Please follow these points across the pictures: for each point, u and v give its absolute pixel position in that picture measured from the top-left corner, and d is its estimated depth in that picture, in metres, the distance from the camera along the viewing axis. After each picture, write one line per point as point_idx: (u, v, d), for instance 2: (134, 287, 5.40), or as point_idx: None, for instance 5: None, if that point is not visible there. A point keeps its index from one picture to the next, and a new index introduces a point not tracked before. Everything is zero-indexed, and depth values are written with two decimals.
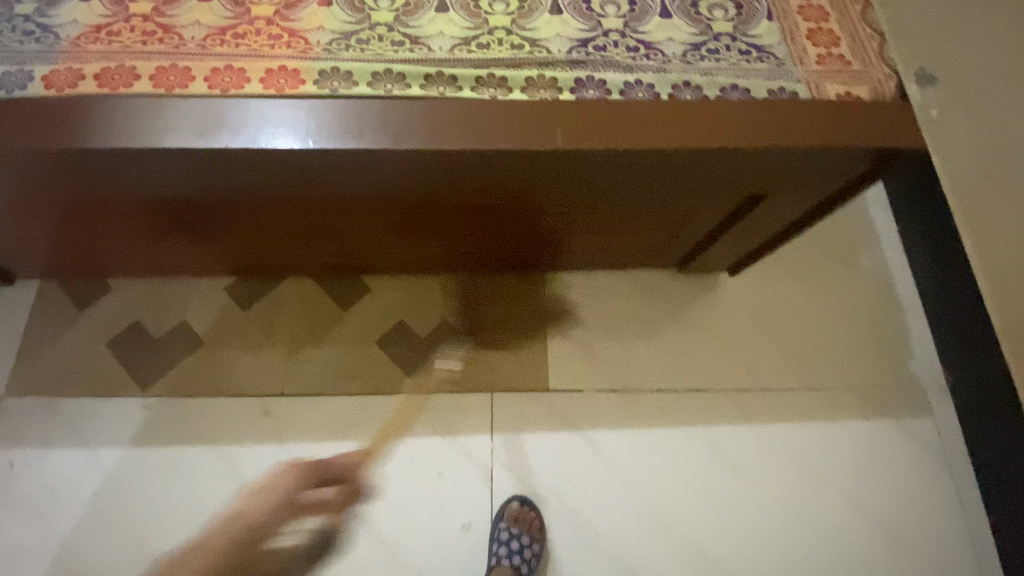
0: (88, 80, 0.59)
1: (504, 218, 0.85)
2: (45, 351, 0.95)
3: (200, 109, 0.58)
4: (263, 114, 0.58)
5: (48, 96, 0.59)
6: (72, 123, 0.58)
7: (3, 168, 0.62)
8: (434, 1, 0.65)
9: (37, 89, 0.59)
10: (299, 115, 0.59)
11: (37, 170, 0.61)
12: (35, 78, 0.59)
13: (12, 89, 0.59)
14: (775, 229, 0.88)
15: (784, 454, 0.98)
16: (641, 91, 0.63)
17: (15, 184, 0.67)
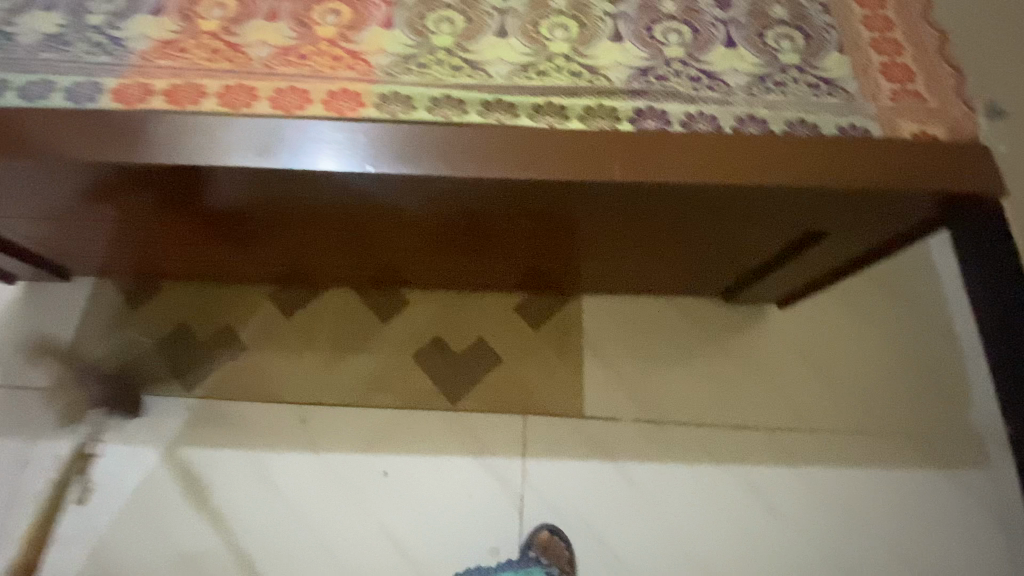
0: (157, 96, 0.59)
1: (549, 240, 0.84)
2: (95, 348, 0.98)
3: (260, 128, 0.59)
4: (319, 135, 0.59)
5: (116, 110, 0.59)
6: (134, 138, 0.58)
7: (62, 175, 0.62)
8: (494, 26, 0.66)
9: (106, 102, 0.59)
10: (353, 137, 0.59)
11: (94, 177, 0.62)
12: (104, 91, 0.60)
13: (82, 101, 0.60)
14: (833, 264, 0.84)
15: (828, 500, 0.93)
16: (704, 123, 0.61)
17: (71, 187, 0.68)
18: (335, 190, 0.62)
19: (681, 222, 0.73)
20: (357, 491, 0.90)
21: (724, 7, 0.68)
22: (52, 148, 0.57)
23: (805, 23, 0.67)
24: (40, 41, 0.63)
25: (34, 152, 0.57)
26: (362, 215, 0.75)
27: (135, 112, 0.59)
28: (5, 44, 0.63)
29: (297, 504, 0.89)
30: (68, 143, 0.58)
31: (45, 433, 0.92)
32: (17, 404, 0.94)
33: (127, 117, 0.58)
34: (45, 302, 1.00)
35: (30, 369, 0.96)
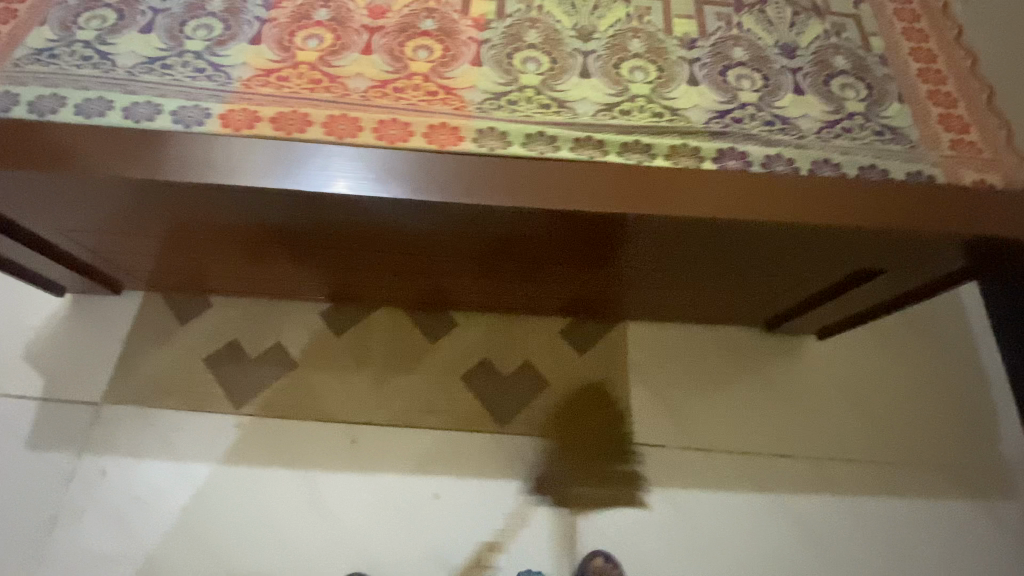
0: (264, 122, 0.61)
1: (608, 270, 0.86)
2: (144, 363, 0.98)
3: (367, 158, 0.61)
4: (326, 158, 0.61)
5: (224, 134, 0.61)
6: (240, 163, 0.60)
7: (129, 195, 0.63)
8: (578, 67, 0.69)
9: (214, 127, 0.61)
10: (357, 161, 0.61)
11: (165, 197, 0.63)
12: (213, 116, 0.62)
13: (189, 125, 0.61)
14: (878, 298, 0.88)
15: (871, 531, 0.94)
16: (782, 165, 0.64)
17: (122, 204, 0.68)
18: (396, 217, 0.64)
19: (746, 257, 0.76)
20: (408, 512, 0.90)
21: (790, 56, 0.72)
22: (162, 169, 0.59)
23: (866, 73, 0.72)
24: (139, 63, 0.64)
25: (143, 172, 0.58)
26: (434, 241, 0.78)
27: (243, 137, 0.61)
28: (105, 64, 0.64)
29: (348, 525, 0.89)
30: (178, 167, 0.59)
31: (92, 448, 0.92)
32: (65, 418, 0.94)
33: (235, 142, 0.60)
34: (95, 315, 1.01)
35: (79, 382, 0.96)
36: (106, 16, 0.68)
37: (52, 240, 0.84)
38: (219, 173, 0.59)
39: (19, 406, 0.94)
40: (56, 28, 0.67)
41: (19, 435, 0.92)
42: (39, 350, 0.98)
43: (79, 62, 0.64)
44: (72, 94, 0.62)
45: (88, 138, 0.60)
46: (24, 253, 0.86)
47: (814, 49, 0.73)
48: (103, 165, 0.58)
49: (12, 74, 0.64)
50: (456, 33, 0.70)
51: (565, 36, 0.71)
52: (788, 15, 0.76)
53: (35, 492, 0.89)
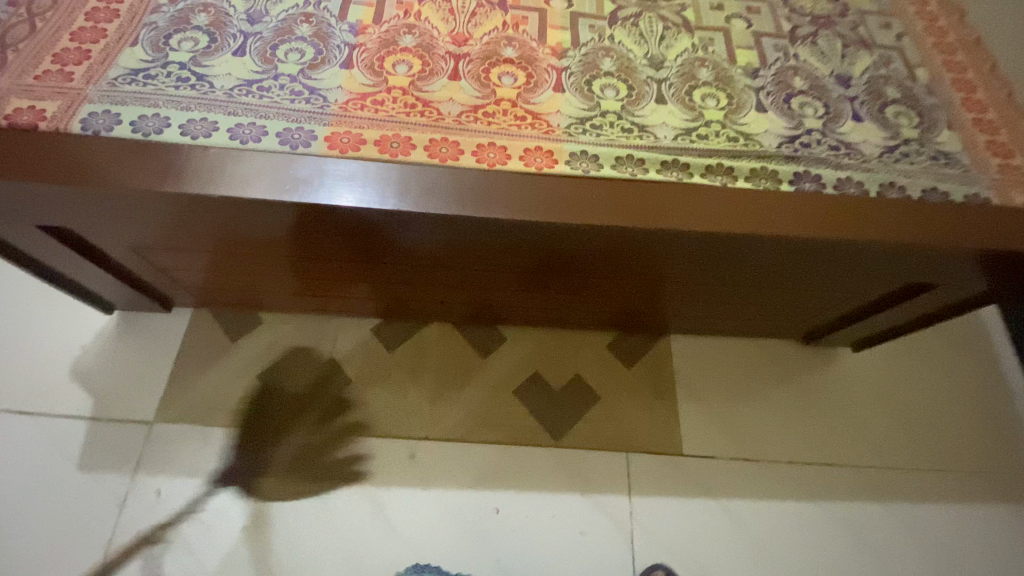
0: (370, 145, 0.65)
1: (668, 290, 0.89)
2: (196, 380, 0.97)
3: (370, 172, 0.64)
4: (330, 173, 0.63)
5: (332, 155, 0.64)
6: (350, 183, 0.63)
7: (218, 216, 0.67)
8: (654, 93, 0.73)
9: (320, 148, 0.64)
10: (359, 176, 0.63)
11: (260, 218, 0.66)
12: (319, 138, 0.65)
13: (296, 146, 0.64)
14: (918, 314, 0.92)
15: (919, 538, 0.96)
16: (853, 187, 0.69)
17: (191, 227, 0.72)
18: (461, 236, 0.68)
19: (807, 275, 0.79)
20: (470, 527, 0.91)
21: (846, 85, 0.77)
22: (274, 190, 0.62)
23: (916, 102, 0.77)
24: (236, 85, 0.67)
25: (258, 194, 0.62)
26: (506, 265, 0.80)
27: (356, 158, 0.64)
28: (202, 84, 0.67)
29: (411, 541, 0.89)
30: (291, 187, 0.63)
31: (146, 467, 0.91)
32: (118, 438, 0.92)
33: (343, 164, 0.64)
34: (146, 331, 1.01)
35: (130, 400, 0.95)
36: (197, 38, 0.70)
37: (117, 257, 0.84)
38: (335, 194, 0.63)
39: (70, 426, 0.93)
40: (147, 48, 0.69)
41: (71, 455, 0.91)
42: (89, 367, 0.97)
43: (176, 82, 0.66)
44: (176, 114, 0.65)
45: (198, 161, 0.63)
46: (87, 268, 0.86)
47: (866, 79, 0.78)
48: (220, 188, 0.62)
49: (108, 92, 0.66)
50: (536, 60, 0.73)
51: (638, 64, 0.75)
52: (839, 46, 0.81)
53: (88, 514, 0.87)
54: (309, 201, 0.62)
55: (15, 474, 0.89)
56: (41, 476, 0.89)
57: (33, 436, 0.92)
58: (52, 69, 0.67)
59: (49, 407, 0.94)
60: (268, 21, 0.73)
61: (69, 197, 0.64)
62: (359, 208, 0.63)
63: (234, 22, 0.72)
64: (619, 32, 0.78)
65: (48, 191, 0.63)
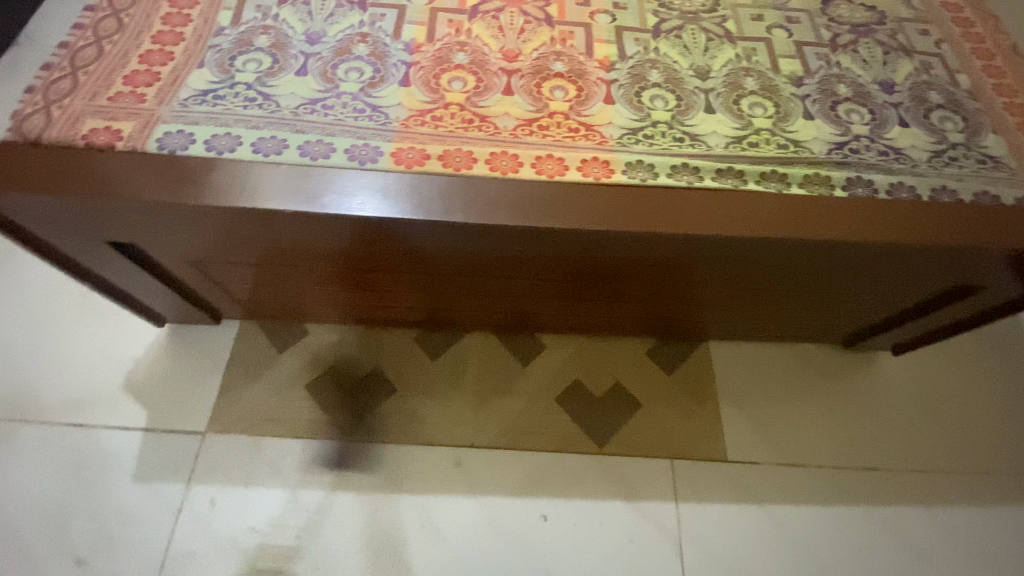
0: (433, 159, 0.67)
1: (712, 297, 0.90)
2: (245, 391, 0.99)
3: (394, 183, 0.66)
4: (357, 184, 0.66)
5: (398, 170, 0.66)
6: (415, 197, 0.65)
7: (281, 229, 0.69)
8: (702, 103, 0.75)
9: (386, 163, 0.67)
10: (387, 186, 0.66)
11: (322, 231, 0.69)
12: (384, 154, 0.67)
13: (364, 162, 0.67)
14: (963, 318, 0.91)
15: (969, 543, 0.95)
16: (905, 192, 0.71)
17: (251, 242, 0.74)
18: (513, 245, 0.70)
19: (853, 279, 0.80)
20: (518, 535, 0.91)
21: (889, 92, 0.78)
22: (341, 203, 0.65)
23: (960, 107, 0.78)
24: (300, 103, 0.70)
25: (326, 207, 0.65)
26: (554, 274, 0.81)
27: (416, 173, 0.66)
28: (268, 104, 0.70)
29: (459, 549, 0.90)
30: (358, 200, 0.65)
31: (199, 478, 0.92)
32: (171, 448, 0.94)
33: (407, 177, 0.66)
34: (195, 343, 1.03)
35: (181, 412, 0.97)
36: (261, 59, 0.74)
37: (175, 271, 0.87)
38: (403, 207, 0.65)
39: (125, 437, 0.95)
40: (215, 70, 0.73)
41: (126, 466, 0.93)
42: (140, 379, 1.00)
43: (244, 102, 0.70)
44: (245, 133, 0.68)
45: (268, 178, 0.66)
46: (144, 281, 0.88)
47: (909, 85, 0.80)
48: (290, 202, 0.65)
49: (180, 112, 0.70)
50: (586, 73, 0.75)
51: (685, 75, 0.77)
52: (879, 54, 0.82)
53: (143, 524, 0.89)
54: (376, 214, 0.64)
55: (73, 485, 0.91)
56: (98, 487, 0.91)
57: (88, 447, 0.94)
58: (124, 91, 0.71)
59: (103, 419, 0.96)
60: (326, 41, 0.76)
61: (144, 213, 0.68)
62: (427, 221, 0.65)
63: (295, 43, 0.75)
64: (664, 44, 0.80)
65: (126, 208, 0.67)
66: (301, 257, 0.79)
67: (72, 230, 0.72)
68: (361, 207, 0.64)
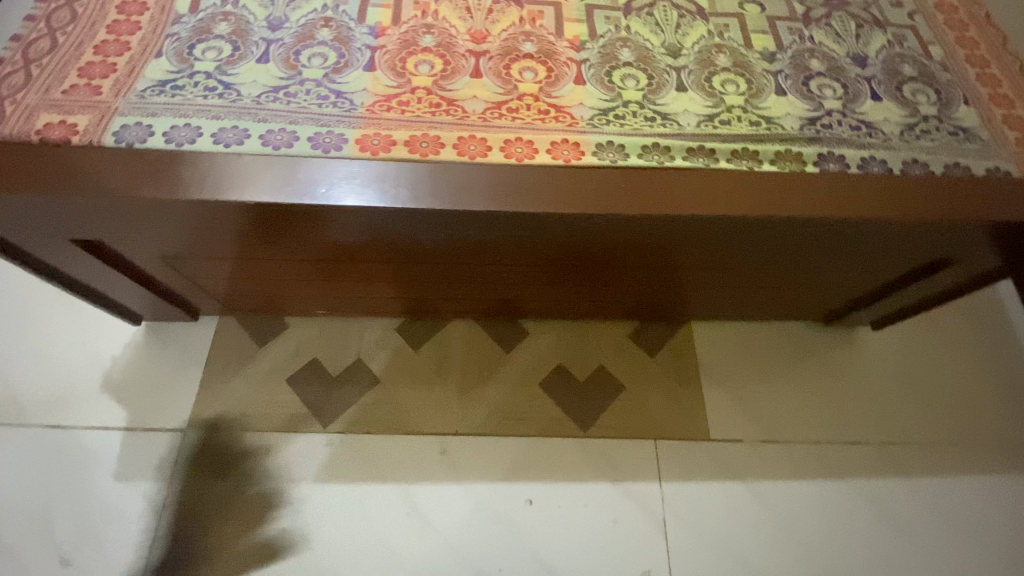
0: (399, 145, 0.66)
1: (691, 278, 0.89)
2: (226, 387, 0.99)
3: (362, 171, 0.65)
4: (323, 174, 0.64)
5: (363, 158, 0.65)
6: (382, 185, 0.64)
7: (248, 221, 0.68)
8: (674, 81, 0.74)
9: (351, 150, 0.65)
10: (355, 175, 0.64)
11: (292, 222, 0.68)
12: (349, 141, 0.66)
13: (328, 150, 0.65)
14: (939, 291, 0.92)
15: (947, 511, 0.97)
16: (876, 166, 0.71)
17: (220, 235, 0.73)
18: (486, 231, 0.69)
19: (828, 256, 0.80)
20: (504, 520, 0.92)
21: (862, 66, 0.78)
22: (307, 193, 0.64)
23: (932, 79, 0.78)
24: (263, 92, 0.69)
25: (291, 198, 0.63)
26: (531, 260, 0.81)
27: (383, 160, 0.65)
28: (229, 93, 0.69)
29: (446, 535, 0.90)
30: (325, 190, 0.64)
31: (182, 475, 0.92)
32: (153, 446, 0.94)
33: (374, 165, 0.65)
34: (173, 340, 1.02)
35: (162, 410, 0.96)
36: (221, 47, 0.72)
37: (145, 267, 0.85)
38: (370, 194, 0.64)
39: (105, 437, 0.94)
40: (173, 59, 0.71)
41: (108, 466, 0.92)
42: (118, 378, 0.98)
43: (204, 92, 0.69)
44: (206, 124, 0.67)
45: (232, 169, 0.65)
46: (115, 279, 0.87)
47: (881, 58, 0.79)
48: (255, 193, 0.63)
49: (138, 104, 0.68)
50: (555, 54, 0.74)
51: (656, 53, 0.76)
52: (852, 27, 0.81)
53: (128, 523, 0.89)
54: (343, 203, 0.63)
55: (54, 487, 0.91)
56: (80, 488, 0.91)
57: (68, 448, 0.93)
58: (79, 83, 0.69)
59: (83, 419, 0.95)
60: (288, 26, 0.74)
61: (107, 209, 0.66)
62: (396, 208, 0.64)
63: (256, 29, 0.73)
64: (635, 22, 0.78)
65: (87, 205, 0.65)
66: (273, 250, 0.78)
67: (34, 229, 0.71)
68: (328, 197, 0.63)
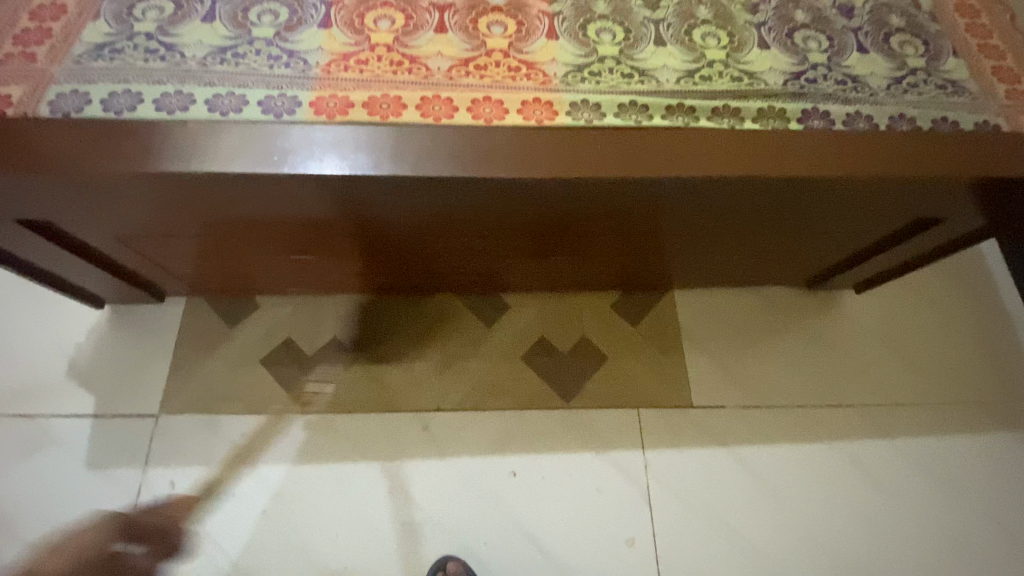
0: (358, 108, 0.61)
1: (673, 244, 0.87)
2: (198, 370, 0.96)
3: (320, 138, 0.60)
4: (279, 141, 0.60)
5: (321, 123, 0.61)
6: (343, 152, 0.60)
7: (200, 193, 0.63)
8: (652, 34, 0.70)
9: (307, 114, 0.61)
10: (312, 142, 0.60)
11: (249, 194, 0.63)
12: (304, 105, 0.61)
13: (281, 115, 0.61)
14: (923, 252, 0.91)
15: (925, 469, 0.99)
16: (862, 122, 0.68)
17: (174, 211, 0.68)
18: (456, 199, 0.65)
19: (814, 217, 0.77)
20: (489, 493, 0.91)
21: (849, 16, 0.74)
22: (260, 161, 0.59)
23: (921, 30, 0.74)
24: (209, 53, 0.63)
25: (243, 167, 0.59)
26: (507, 229, 0.77)
27: (341, 124, 0.61)
28: (173, 55, 0.63)
29: (431, 511, 0.90)
30: (280, 157, 0.59)
31: (157, 460, 0.90)
32: (125, 433, 0.91)
33: (332, 130, 0.61)
34: (140, 324, 0.98)
35: (131, 396, 0.93)
36: (162, 6, 0.66)
37: (100, 248, 0.80)
38: (329, 162, 0.60)
39: (75, 425, 0.91)
40: (111, 20, 0.65)
41: (78, 455, 0.89)
42: (84, 365, 0.95)
43: (145, 55, 0.63)
44: (148, 89, 0.62)
45: (178, 138, 0.60)
46: (70, 261, 0.82)
47: (869, 8, 0.75)
48: (205, 164, 0.59)
49: (74, 70, 0.62)
50: (526, 6, 0.69)
51: (633, 5, 0.71)
52: None
53: (103, 512, 0.87)
54: (299, 172, 0.59)
55: (24, 478, 0.88)
56: (51, 477, 0.88)
57: (36, 438, 0.90)
58: (13, 51, 0.63)
59: (49, 408, 0.92)
60: None
61: (47, 185, 0.61)
62: (358, 176, 0.60)
63: None
64: None
65: (23, 181, 0.60)
66: (234, 225, 0.73)
67: None
68: (283, 165, 0.59)
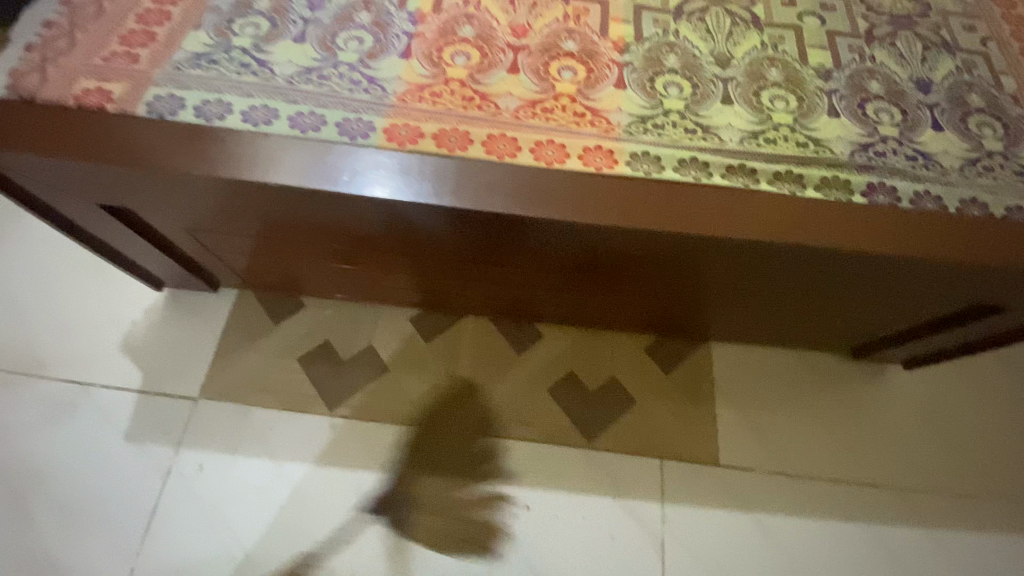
0: (427, 138, 0.64)
1: (716, 297, 0.86)
2: (239, 360, 1.00)
3: (388, 163, 0.63)
4: (350, 163, 0.63)
5: (390, 148, 0.64)
6: (408, 178, 0.63)
7: (268, 201, 0.67)
8: (720, 92, 0.70)
9: (379, 139, 0.64)
10: (381, 167, 0.63)
11: (313, 207, 0.67)
12: (377, 130, 0.65)
13: (355, 137, 0.64)
14: (983, 337, 0.86)
15: (963, 567, 0.92)
16: (929, 202, 0.66)
17: (243, 213, 0.72)
18: (508, 233, 0.67)
19: (867, 290, 0.75)
20: (499, 522, 0.91)
21: (925, 91, 0.73)
22: (329, 179, 0.62)
23: (1002, 112, 0.72)
24: (296, 72, 0.68)
25: (314, 182, 0.62)
26: (551, 263, 0.78)
27: (409, 152, 0.64)
28: (263, 71, 0.68)
29: (440, 531, 0.90)
30: (348, 177, 0.63)
31: (189, 442, 0.94)
32: (165, 412, 0.95)
33: (400, 156, 0.64)
34: (193, 309, 1.04)
35: (175, 376, 0.98)
36: (260, 24, 0.71)
37: (169, 236, 0.85)
38: (395, 186, 0.62)
39: (120, 397, 0.96)
40: (212, 33, 0.71)
41: (119, 427, 0.94)
42: (138, 342, 1.00)
43: (239, 68, 0.68)
44: (237, 101, 0.66)
45: (258, 149, 0.64)
46: (140, 246, 0.88)
47: (947, 85, 0.73)
48: (280, 176, 0.63)
49: (173, 76, 0.68)
50: (598, 54, 0.71)
51: (704, 62, 0.72)
52: (919, 49, 0.76)
53: (133, 485, 0.91)
54: (364, 192, 0.62)
55: (67, 441, 0.93)
56: (91, 444, 0.93)
57: (84, 405, 0.96)
58: (120, 52, 0.69)
59: (98, 377, 0.97)
60: (328, 7, 0.72)
61: (135, 180, 0.66)
62: (418, 203, 0.62)
63: (295, 8, 0.72)
64: (685, 27, 0.74)
65: (114, 173, 0.65)
66: (293, 231, 0.77)
67: (66, 192, 0.71)
68: (351, 185, 0.62)
